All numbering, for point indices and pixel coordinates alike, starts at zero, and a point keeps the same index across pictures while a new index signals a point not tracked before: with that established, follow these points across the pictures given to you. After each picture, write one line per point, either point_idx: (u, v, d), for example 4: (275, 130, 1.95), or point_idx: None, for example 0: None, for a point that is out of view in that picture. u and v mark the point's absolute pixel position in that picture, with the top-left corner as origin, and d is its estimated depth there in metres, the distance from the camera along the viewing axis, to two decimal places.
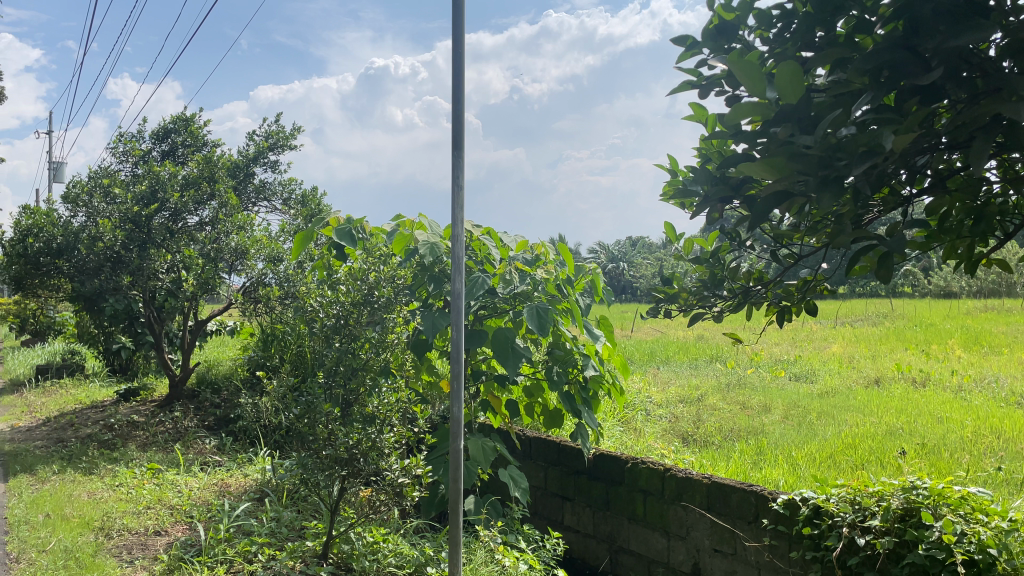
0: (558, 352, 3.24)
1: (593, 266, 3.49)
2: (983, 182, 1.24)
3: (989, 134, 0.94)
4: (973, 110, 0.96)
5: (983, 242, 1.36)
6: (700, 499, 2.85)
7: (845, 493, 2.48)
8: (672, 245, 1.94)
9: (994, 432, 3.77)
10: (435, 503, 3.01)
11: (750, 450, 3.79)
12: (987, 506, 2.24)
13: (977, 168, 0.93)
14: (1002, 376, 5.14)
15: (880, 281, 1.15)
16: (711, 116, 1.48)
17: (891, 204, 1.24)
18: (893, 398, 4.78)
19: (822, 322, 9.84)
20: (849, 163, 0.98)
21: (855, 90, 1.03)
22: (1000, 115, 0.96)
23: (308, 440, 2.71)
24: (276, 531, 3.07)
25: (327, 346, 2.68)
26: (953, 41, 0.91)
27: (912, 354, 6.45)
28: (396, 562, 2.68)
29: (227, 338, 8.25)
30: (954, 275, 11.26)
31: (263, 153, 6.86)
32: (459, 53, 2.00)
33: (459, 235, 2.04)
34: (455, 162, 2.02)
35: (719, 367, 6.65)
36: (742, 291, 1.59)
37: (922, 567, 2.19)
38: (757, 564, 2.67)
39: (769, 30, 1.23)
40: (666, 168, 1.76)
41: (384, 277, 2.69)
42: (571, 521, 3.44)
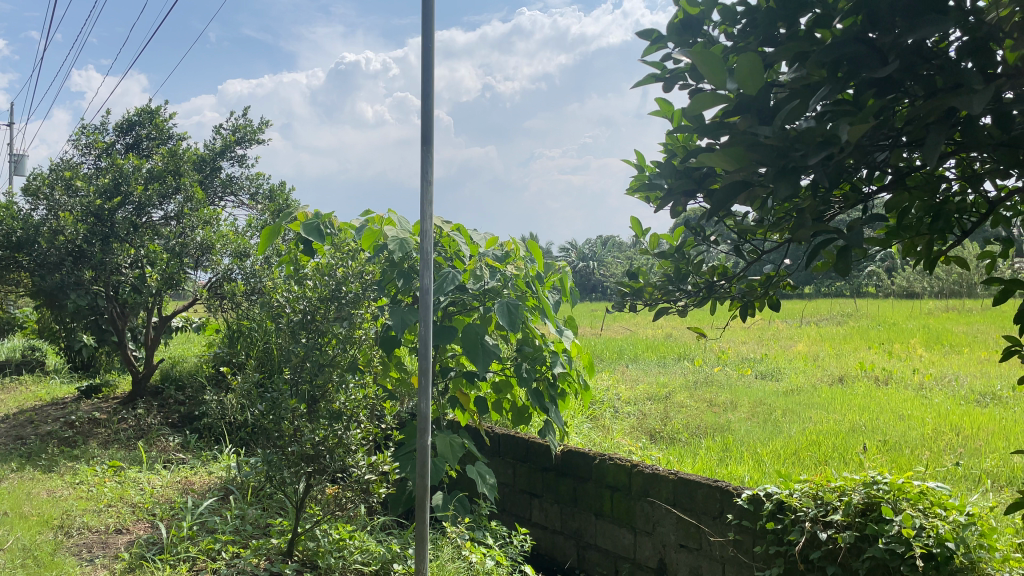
0: (528, 348, 3.24)
1: (562, 264, 3.51)
2: (942, 180, 1.27)
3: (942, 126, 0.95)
4: (928, 104, 0.96)
5: (941, 240, 1.38)
6: (667, 495, 2.87)
7: (808, 489, 2.52)
8: (637, 240, 1.95)
9: (953, 429, 3.85)
10: (402, 499, 3.00)
11: (716, 446, 3.83)
12: (945, 500, 2.29)
13: (930, 162, 0.94)
14: (961, 375, 5.26)
15: (838, 274, 1.16)
16: (676, 112, 1.48)
17: (852, 201, 1.25)
18: (857, 396, 4.86)
19: (787, 321, 9.97)
20: (806, 154, 0.99)
21: (814, 83, 1.04)
22: (955, 111, 0.98)
23: (273, 437, 2.69)
24: (241, 529, 3.03)
25: (294, 342, 2.65)
26: (909, 34, 0.92)
27: (875, 352, 6.57)
28: (362, 559, 2.68)
29: (192, 334, 8.15)
30: (916, 275, 11.49)
31: (230, 147, 6.78)
32: (428, 47, 1.99)
33: (428, 231, 2.03)
34: (424, 157, 2.01)
35: (687, 364, 6.72)
36: (707, 287, 1.61)
37: (883, 561, 2.22)
38: (722, 559, 2.70)
39: (734, 26, 1.24)
40: (633, 163, 1.76)
41: (352, 273, 2.67)
42: (539, 518, 3.45)
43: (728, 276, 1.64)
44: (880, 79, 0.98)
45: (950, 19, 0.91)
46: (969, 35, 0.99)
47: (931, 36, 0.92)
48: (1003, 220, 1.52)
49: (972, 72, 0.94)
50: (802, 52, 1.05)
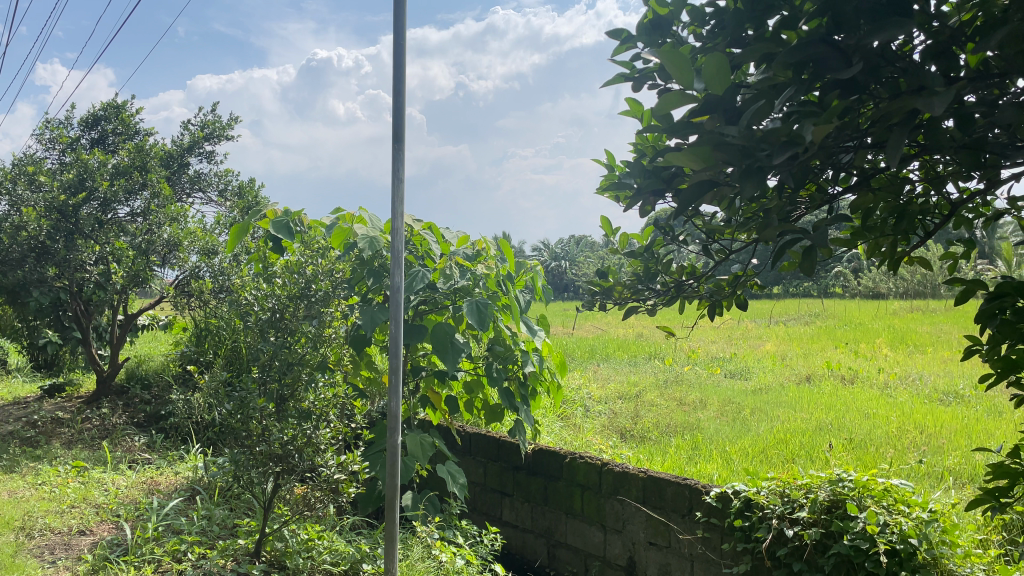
0: (499, 348, 3.25)
1: (534, 263, 3.51)
2: (906, 181, 1.29)
3: (905, 127, 0.95)
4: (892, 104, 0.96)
5: (905, 241, 1.40)
6: (636, 493, 2.89)
7: (775, 486, 2.55)
8: (607, 239, 1.95)
9: (917, 427, 3.92)
10: (371, 499, 2.98)
11: (685, 445, 3.86)
12: (908, 497, 2.33)
13: (892, 161, 0.93)
14: (925, 374, 5.35)
15: (806, 272, 1.17)
16: (645, 112, 1.49)
17: (818, 202, 1.27)
18: (823, 395, 4.93)
19: (756, 321, 10.08)
20: (771, 154, 0.99)
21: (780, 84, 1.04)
22: (917, 112, 0.99)
23: (240, 436, 2.66)
24: (207, 530, 2.99)
25: (262, 341, 2.62)
26: (872, 36, 0.93)
27: (841, 352, 6.67)
28: (331, 559, 2.66)
29: (159, 333, 8.02)
30: (882, 276, 11.68)
31: (198, 143, 6.71)
32: (398, 45, 1.98)
33: (399, 229, 2.01)
34: (395, 155, 2.00)
35: (657, 363, 6.76)
36: (676, 286, 1.62)
37: (847, 557, 2.25)
38: (690, 556, 2.72)
39: (702, 27, 1.25)
40: (603, 163, 1.76)
41: (322, 271, 2.64)
42: (510, 517, 3.45)
43: (696, 275, 1.65)
44: (845, 81, 0.99)
45: (912, 22, 0.92)
46: (932, 38, 1.00)
47: (895, 38, 0.92)
48: (964, 222, 1.55)
49: (933, 74, 0.95)
50: (769, 53, 1.05)
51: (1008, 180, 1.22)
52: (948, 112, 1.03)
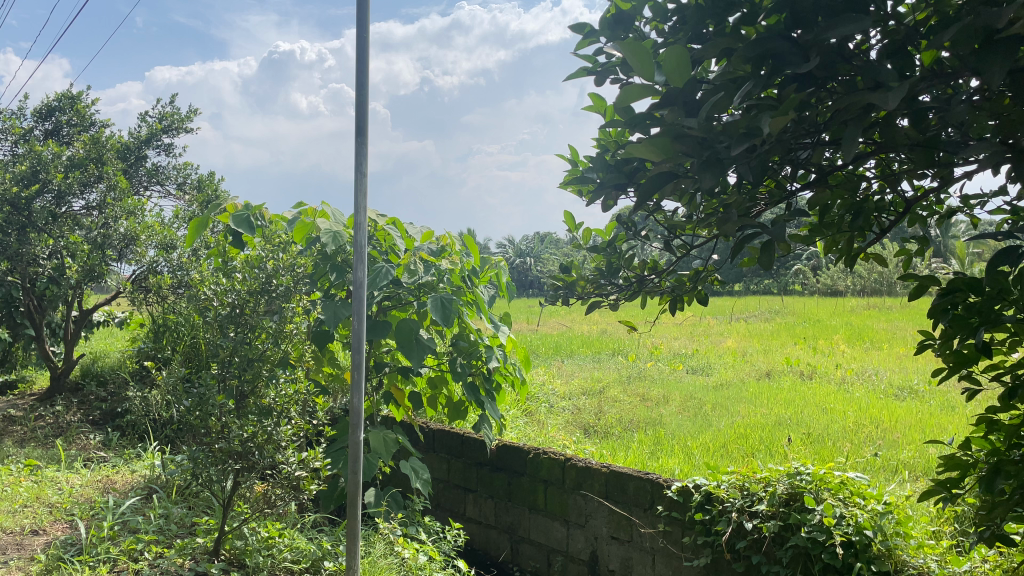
0: (463, 343, 3.21)
1: (498, 259, 3.50)
2: (862, 179, 1.31)
3: (859, 122, 0.96)
4: (848, 97, 0.97)
5: (862, 237, 1.42)
6: (599, 488, 2.91)
7: (735, 480, 2.59)
8: (570, 233, 1.95)
9: (873, 421, 4.00)
10: (334, 496, 2.96)
11: (647, 440, 3.89)
12: (864, 490, 2.38)
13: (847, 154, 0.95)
14: (881, 370, 5.47)
15: (764, 266, 1.18)
16: (608, 108, 1.49)
17: (777, 198, 1.28)
18: (782, 390, 5.00)
19: (717, 317, 10.20)
20: (728, 145, 1.01)
21: (739, 78, 1.05)
22: (872, 108, 1.00)
23: (199, 433, 2.62)
24: (165, 528, 2.95)
25: (222, 336, 2.59)
26: (829, 32, 0.93)
27: (800, 348, 6.78)
28: (292, 557, 2.65)
29: (115, 329, 7.86)
30: (840, 274, 11.89)
31: (156, 135, 6.60)
32: (361, 37, 1.96)
33: (362, 223, 2.00)
34: (358, 149, 1.99)
35: (620, 359, 6.81)
36: (638, 281, 1.63)
37: (804, 549, 2.30)
38: (652, 550, 2.75)
39: (664, 22, 1.25)
40: (566, 158, 1.76)
41: (283, 266, 2.61)
42: (473, 513, 3.45)
43: (658, 271, 1.67)
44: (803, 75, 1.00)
45: (868, 17, 0.93)
46: (888, 37, 1.02)
47: (851, 34, 0.93)
48: (919, 219, 1.59)
49: (887, 70, 0.97)
50: (729, 48, 1.06)
51: (960, 177, 1.25)
52: (904, 109, 1.05)
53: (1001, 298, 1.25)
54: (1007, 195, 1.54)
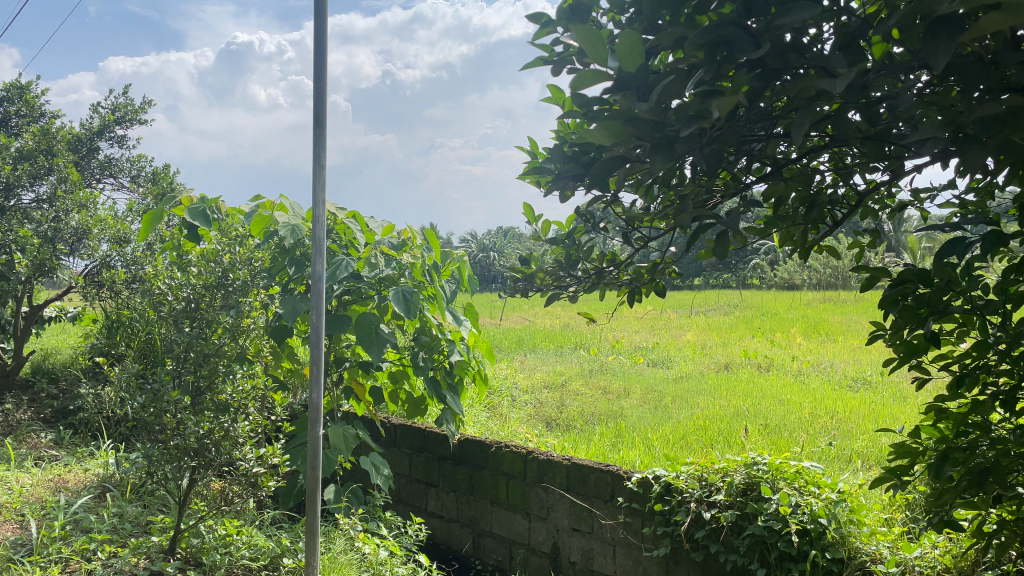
0: (424, 338, 3.20)
1: (459, 253, 3.48)
2: (817, 172, 1.33)
3: (809, 109, 0.96)
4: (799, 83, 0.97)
5: (815, 229, 1.44)
6: (560, 480, 2.92)
7: (694, 470, 2.62)
8: (530, 225, 1.94)
9: (828, 412, 4.08)
10: (293, 492, 2.93)
11: (609, 432, 3.92)
12: (819, 479, 2.42)
13: (798, 139, 0.95)
14: (836, 362, 5.58)
15: (722, 254, 1.20)
16: (564, 99, 1.46)
17: (732, 189, 1.30)
18: (741, 382, 5.08)
19: (678, 310, 10.31)
20: (679, 129, 1.00)
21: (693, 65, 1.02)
22: (823, 97, 1.00)
23: (153, 430, 2.57)
24: (119, 527, 2.89)
25: (176, 331, 2.54)
26: (781, 18, 0.91)
27: (758, 341, 6.89)
28: (250, 555, 2.62)
29: (67, 326, 7.66)
30: (797, 268, 12.10)
31: (108, 127, 6.46)
32: (318, 28, 1.94)
33: (320, 215, 1.97)
34: (316, 140, 1.96)
35: (583, 353, 6.85)
36: (597, 272, 1.63)
37: (761, 538, 2.34)
38: (612, 541, 2.77)
39: (622, 13, 1.23)
40: (526, 150, 1.75)
41: (240, 260, 2.57)
42: (435, 507, 3.45)
43: (617, 262, 1.68)
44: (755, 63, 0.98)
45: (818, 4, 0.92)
46: (839, 31, 1.03)
47: (801, 20, 0.91)
48: (871, 212, 1.62)
49: (837, 58, 0.97)
50: (682, 36, 1.02)
51: (910, 171, 1.27)
52: (855, 102, 1.05)
53: (948, 289, 1.29)
54: (955, 188, 1.58)
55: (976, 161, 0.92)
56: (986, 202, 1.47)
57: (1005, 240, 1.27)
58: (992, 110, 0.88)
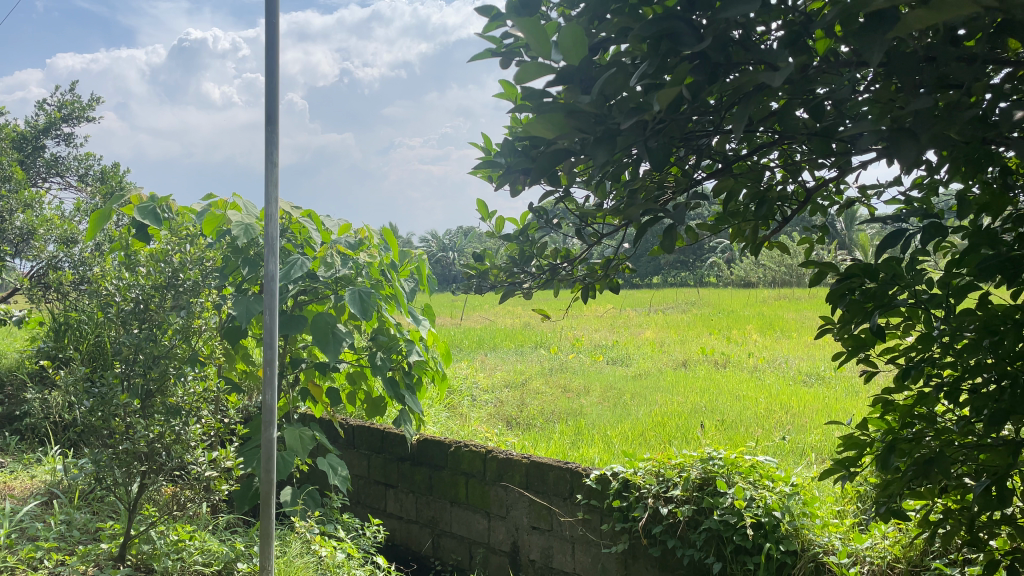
0: (382, 338, 3.17)
1: (417, 252, 3.45)
2: (767, 168, 1.34)
3: (750, 102, 0.95)
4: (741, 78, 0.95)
5: (765, 225, 1.46)
6: (519, 479, 2.92)
7: (651, 466, 2.64)
8: (484, 221, 1.93)
9: (783, 407, 4.15)
10: (247, 496, 2.89)
11: (569, 430, 3.94)
12: (773, 473, 2.47)
13: (737, 134, 0.94)
14: (790, 358, 5.67)
15: (670, 245, 1.21)
16: (515, 95, 1.40)
17: (682, 185, 1.31)
18: (698, 378, 5.14)
19: (636, 308, 10.41)
20: (620, 122, 0.99)
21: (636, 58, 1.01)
22: (765, 89, 0.99)
23: (102, 435, 2.51)
24: (66, 535, 2.81)
25: (125, 333, 2.49)
26: (723, 12, 0.89)
27: (715, 338, 6.98)
28: (203, 560, 2.58)
29: (13, 330, 7.44)
30: (753, 267, 12.29)
31: (55, 124, 6.32)
32: (269, 25, 1.91)
33: (273, 215, 1.95)
34: (269, 138, 1.93)
35: (543, 352, 6.87)
36: (551, 269, 1.64)
37: (717, 532, 2.37)
38: (571, 538, 2.78)
39: (572, 9, 1.21)
40: (480, 146, 1.73)
41: (191, 259, 2.52)
42: (394, 508, 3.42)
43: (571, 259, 1.68)
44: (697, 55, 0.96)
45: None
46: (786, 26, 1.02)
47: (742, 15, 0.89)
48: (821, 209, 1.64)
49: (779, 52, 0.97)
50: (626, 30, 1.00)
51: (856, 167, 1.30)
52: (798, 97, 1.06)
53: (892, 282, 1.33)
54: (901, 185, 1.61)
55: (908, 155, 0.90)
56: (930, 198, 1.50)
57: (945, 232, 1.30)
58: (925, 102, 0.86)
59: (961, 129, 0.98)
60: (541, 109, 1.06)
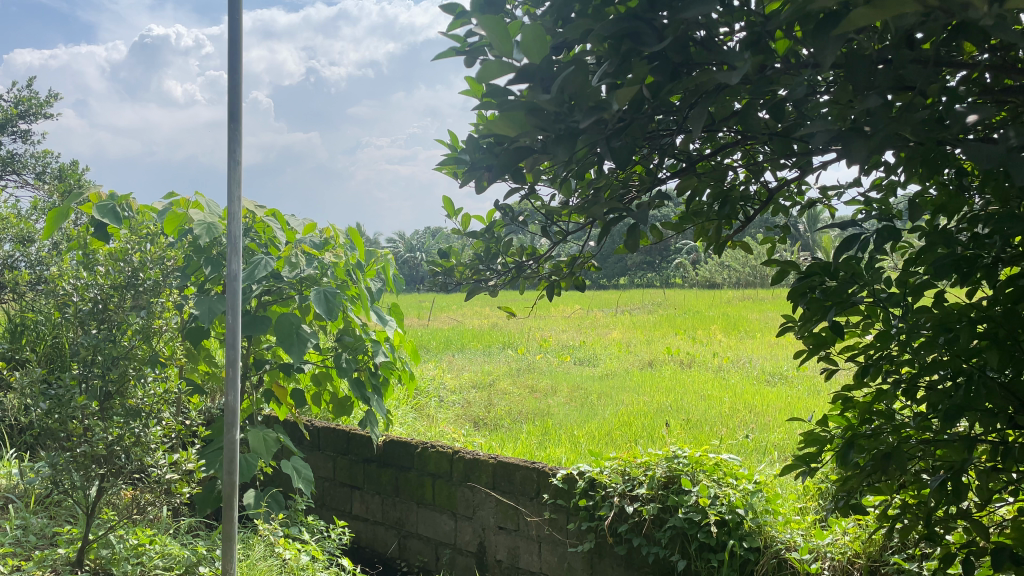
0: (348, 338, 3.14)
1: (384, 252, 3.43)
2: (730, 169, 1.35)
3: (708, 102, 0.96)
4: (701, 78, 0.95)
5: (728, 225, 1.48)
6: (486, 479, 2.92)
7: (617, 465, 2.66)
8: (449, 219, 1.92)
9: (747, 406, 4.20)
10: (210, 498, 2.85)
11: (536, 430, 3.94)
12: (737, 470, 2.49)
13: (695, 133, 0.95)
14: (754, 358, 5.75)
15: (633, 243, 1.21)
16: (481, 93, 1.36)
17: (647, 184, 1.32)
18: (664, 378, 5.18)
19: (603, 309, 10.46)
20: (578, 120, 0.99)
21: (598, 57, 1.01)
22: (724, 89, 1.00)
23: (58, 437, 2.46)
24: (22, 540, 2.75)
25: (82, 334, 2.43)
26: (683, 13, 0.89)
27: (681, 338, 7.05)
28: (163, 564, 2.53)
29: None
30: (717, 268, 12.43)
31: (12, 121, 6.21)
32: (232, 22, 1.88)
33: (236, 214, 1.92)
34: (231, 135, 1.91)
35: (510, 352, 6.88)
36: (517, 267, 1.64)
37: (682, 530, 2.39)
38: (538, 538, 2.79)
39: (537, 8, 1.21)
40: (446, 144, 1.72)
41: (151, 258, 2.48)
42: (360, 510, 3.40)
43: (537, 256, 1.68)
44: (656, 54, 0.96)
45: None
46: (748, 28, 1.03)
47: (702, 15, 0.89)
48: (783, 209, 1.67)
49: (739, 52, 0.97)
50: (588, 28, 1.00)
51: (816, 167, 1.32)
52: (760, 97, 1.08)
53: (852, 280, 1.36)
54: (861, 186, 1.64)
55: (860, 156, 0.91)
56: (889, 199, 1.53)
57: (900, 233, 1.33)
58: (877, 104, 0.88)
59: (915, 130, 0.99)
60: (503, 107, 1.05)
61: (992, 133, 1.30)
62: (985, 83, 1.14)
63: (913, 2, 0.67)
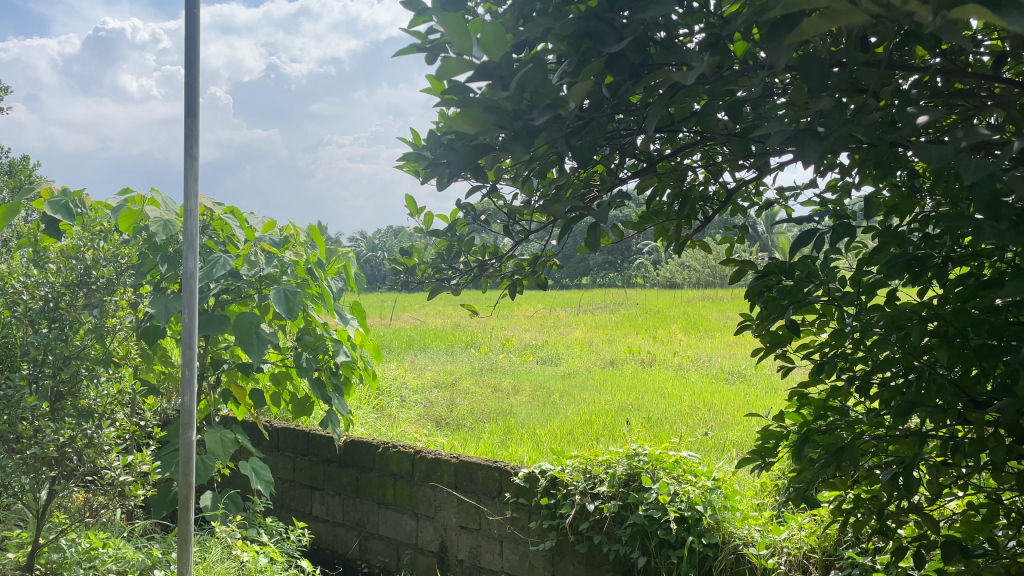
0: (308, 338, 3.10)
1: (345, 250, 3.40)
2: (690, 169, 1.36)
3: (664, 102, 0.97)
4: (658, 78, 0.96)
5: (688, 226, 1.49)
6: (448, 478, 2.91)
7: (579, 463, 2.67)
8: (411, 217, 1.91)
9: (706, 403, 4.24)
10: (166, 501, 2.80)
11: (498, 429, 3.95)
12: (696, 468, 2.52)
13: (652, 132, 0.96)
14: (713, 356, 5.81)
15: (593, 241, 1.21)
16: (442, 91, 1.36)
17: (607, 184, 1.33)
18: (625, 377, 5.21)
19: (565, 308, 10.48)
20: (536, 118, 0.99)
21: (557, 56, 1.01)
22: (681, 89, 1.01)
23: (6, 438, 2.39)
24: None
25: (32, 333, 2.37)
26: (641, 14, 0.90)
27: (642, 338, 7.10)
28: (117, 567, 2.45)
29: None
30: (678, 268, 12.54)
31: None
32: (188, 16, 1.85)
33: (194, 210, 1.89)
34: (188, 131, 1.87)
35: (473, 352, 6.86)
36: (479, 265, 1.63)
37: (643, 527, 2.41)
38: (499, 536, 2.79)
39: (499, 7, 1.21)
40: (409, 142, 1.70)
41: (104, 256, 2.44)
42: (320, 511, 3.37)
43: (499, 256, 1.68)
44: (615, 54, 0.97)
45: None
46: (707, 29, 1.04)
47: (660, 16, 0.90)
48: (742, 208, 1.69)
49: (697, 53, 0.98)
50: (548, 27, 1.00)
51: (773, 168, 1.34)
52: (717, 98, 1.09)
53: (807, 280, 1.38)
54: (817, 187, 1.66)
55: (812, 156, 0.93)
56: (843, 200, 1.56)
57: (855, 233, 1.36)
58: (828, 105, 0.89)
59: (866, 131, 1.01)
60: (463, 104, 1.05)
61: (942, 136, 1.34)
62: (935, 87, 1.17)
63: (860, 4, 0.68)
